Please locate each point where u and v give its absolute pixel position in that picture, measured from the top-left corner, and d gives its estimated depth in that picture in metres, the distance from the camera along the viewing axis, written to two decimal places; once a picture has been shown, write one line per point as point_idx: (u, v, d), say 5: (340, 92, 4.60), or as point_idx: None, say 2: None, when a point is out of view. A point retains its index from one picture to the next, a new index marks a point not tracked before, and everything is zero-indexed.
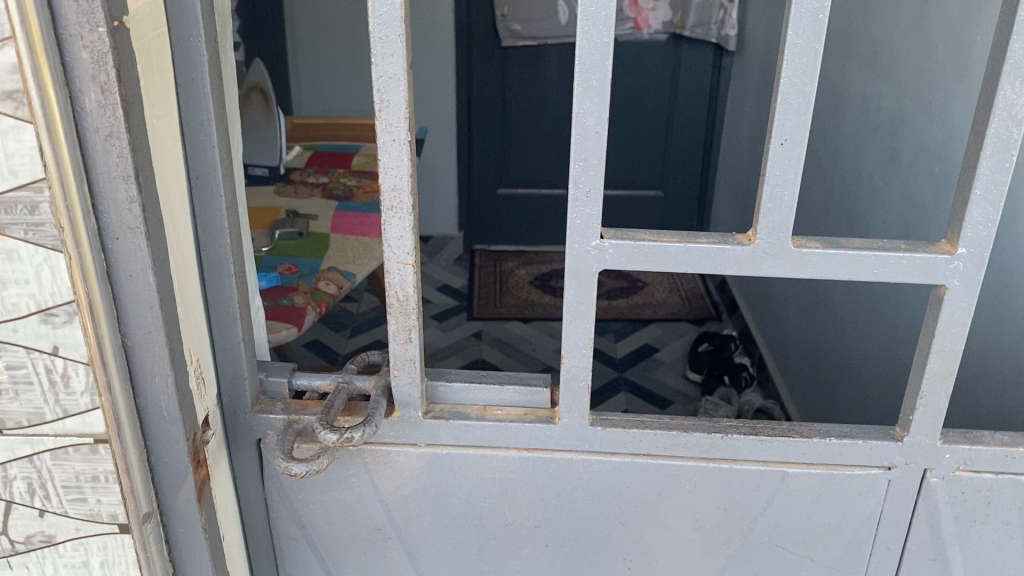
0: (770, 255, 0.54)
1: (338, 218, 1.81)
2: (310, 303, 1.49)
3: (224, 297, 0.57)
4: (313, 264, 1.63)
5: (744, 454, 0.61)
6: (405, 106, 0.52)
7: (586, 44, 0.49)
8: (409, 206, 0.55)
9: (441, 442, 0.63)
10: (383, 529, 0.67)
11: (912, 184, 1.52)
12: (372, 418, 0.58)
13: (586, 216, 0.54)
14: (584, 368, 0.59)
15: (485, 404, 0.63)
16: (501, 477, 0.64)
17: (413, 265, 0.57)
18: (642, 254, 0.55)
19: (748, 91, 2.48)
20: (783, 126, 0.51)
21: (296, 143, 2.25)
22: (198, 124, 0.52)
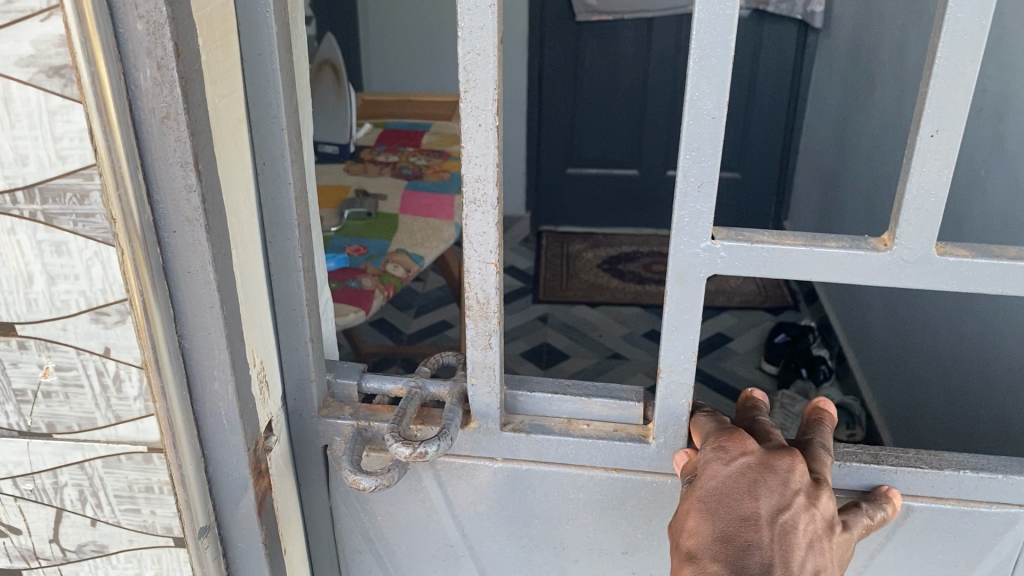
0: (909, 264, 0.48)
1: (407, 198, 1.77)
2: (378, 286, 1.46)
3: (292, 293, 0.52)
4: (381, 246, 1.59)
5: (864, 486, 0.54)
6: (495, 85, 0.46)
7: (705, 17, 0.43)
8: (494, 198, 0.49)
9: (522, 458, 0.57)
10: (456, 546, 0.62)
11: (1019, 172, 1.42)
12: (448, 430, 0.53)
13: (696, 214, 0.48)
14: (684, 384, 0.53)
15: (572, 417, 0.57)
16: (584, 497, 0.58)
17: (496, 264, 0.51)
18: (759, 259, 0.48)
19: (834, 73, 2.36)
20: (935, 114, 0.43)
21: (365, 120, 2.22)
22: (266, 103, 0.47)
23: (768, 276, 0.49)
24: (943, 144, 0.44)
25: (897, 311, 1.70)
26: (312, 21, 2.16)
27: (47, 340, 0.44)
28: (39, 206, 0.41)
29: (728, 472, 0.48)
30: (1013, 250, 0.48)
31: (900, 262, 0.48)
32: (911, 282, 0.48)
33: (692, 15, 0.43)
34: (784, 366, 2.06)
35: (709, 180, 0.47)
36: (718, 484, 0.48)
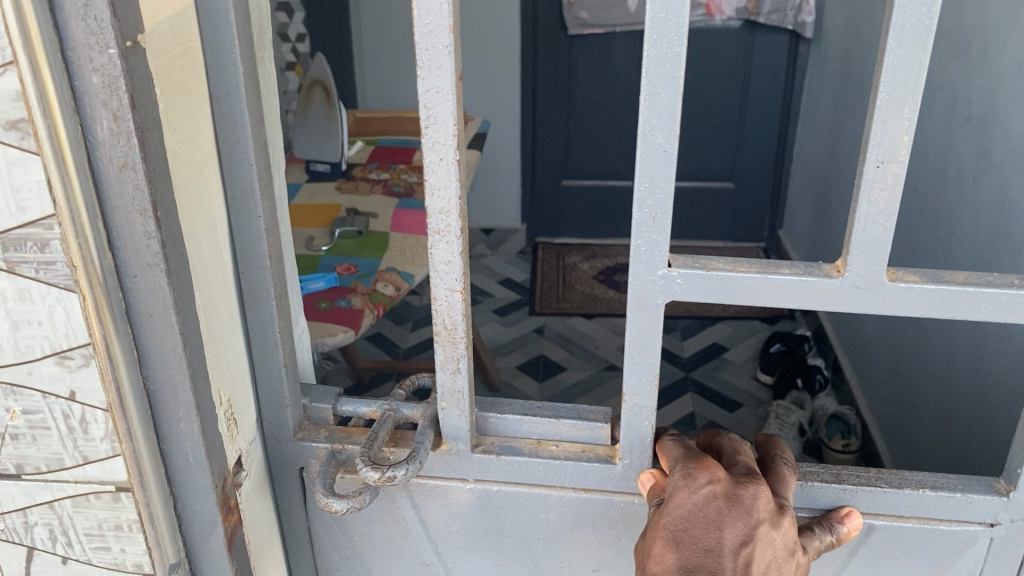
0: (863, 291, 0.49)
1: (398, 216, 1.79)
2: (368, 305, 1.47)
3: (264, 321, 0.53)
4: (371, 264, 1.60)
5: (829, 505, 0.54)
6: (453, 121, 0.47)
7: (656, 54, 0.43)
8: (457, 230, 0.50)
9: (493, 479, 0.58)
10: (430, 563, 0.63)
11: (1005, 182, 1.43)
12: (418, 454, 0.53)
13: (653, 243, 0.48)
14: (648, 406, 0.53)
15: (542, 439, 0.58)
16: (554, 515, 0.59)
17: (462, 291, 0.52)
18: (715, 286, 0.49)
19: (825, 84, 2.37)
20: (881, 145, 0.44)
21: (358, 137, 2.23)
22: (235, 141, 0.48)
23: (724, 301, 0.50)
24: (889, 175, 0.45)
25: (891, 328, 1.71)
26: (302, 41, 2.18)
27: (12, 383, 0.45)
28: (2, 255, 0.42)
29: (695, 501, 0.49)
30: (966, 274, 0.49)
31: (853, 287, 0.49)
32: (866, 309, 0.49)
33: (641, 54, 0.44)
34: (778, 376, 2.06)
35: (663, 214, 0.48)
36: (685, 511, 0.49)
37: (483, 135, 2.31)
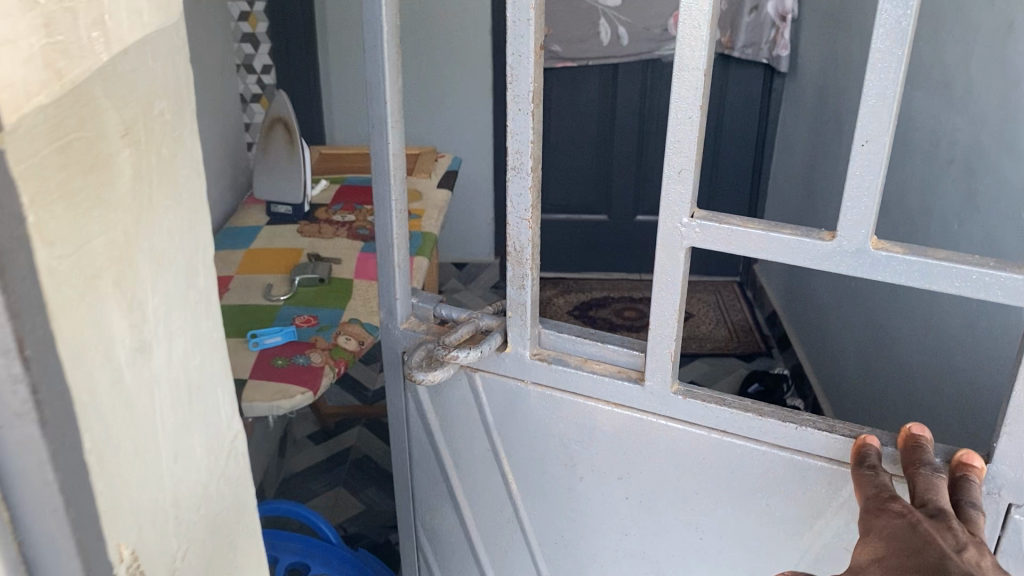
0: (853, 252, 0.79)
1: (363, 262, 1.71)
2: (328, 362, 1.39)
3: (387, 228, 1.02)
4: (333, 315, 1.52)
5: (761, 436, 0.93)
6: (530, 80, 0.87)
7: (692, 41, 0.78)
8: (526, 168, 0.92)
9: (545, 379, 1.04)
10: (495, 431, 1.12)
11: (991, 227, 1.55)
12: (481, 347, 1.00)
13: (682, 195, 0.84)
14: (669, 338, 0.92)
15: (586, 356, 1.02)
16: (587, 410, 1.03)
17: (528, 222, 0.94)
18: (722, 233, 0.83)
19: (825, 119, 2.51)
20: (864, 130, 0.74)
21: (323, 175, 2.15)
22: (376, 81, 0.95)
23: (736, 245, 0.83)
24: (871, 148, 0.74)
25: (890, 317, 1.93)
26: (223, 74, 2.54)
27: None
28: None
29: (896, 519, 0.69)
30: (941, 253, 0.77)
31: (840, 248, 0.80)
32: (854, 261, 0.80)
33: (677, 44, 0.79)
34: None
35: (689, 172, 0.83)
36: (893, 526, 0.69)
37: (453, 172, 2.24)
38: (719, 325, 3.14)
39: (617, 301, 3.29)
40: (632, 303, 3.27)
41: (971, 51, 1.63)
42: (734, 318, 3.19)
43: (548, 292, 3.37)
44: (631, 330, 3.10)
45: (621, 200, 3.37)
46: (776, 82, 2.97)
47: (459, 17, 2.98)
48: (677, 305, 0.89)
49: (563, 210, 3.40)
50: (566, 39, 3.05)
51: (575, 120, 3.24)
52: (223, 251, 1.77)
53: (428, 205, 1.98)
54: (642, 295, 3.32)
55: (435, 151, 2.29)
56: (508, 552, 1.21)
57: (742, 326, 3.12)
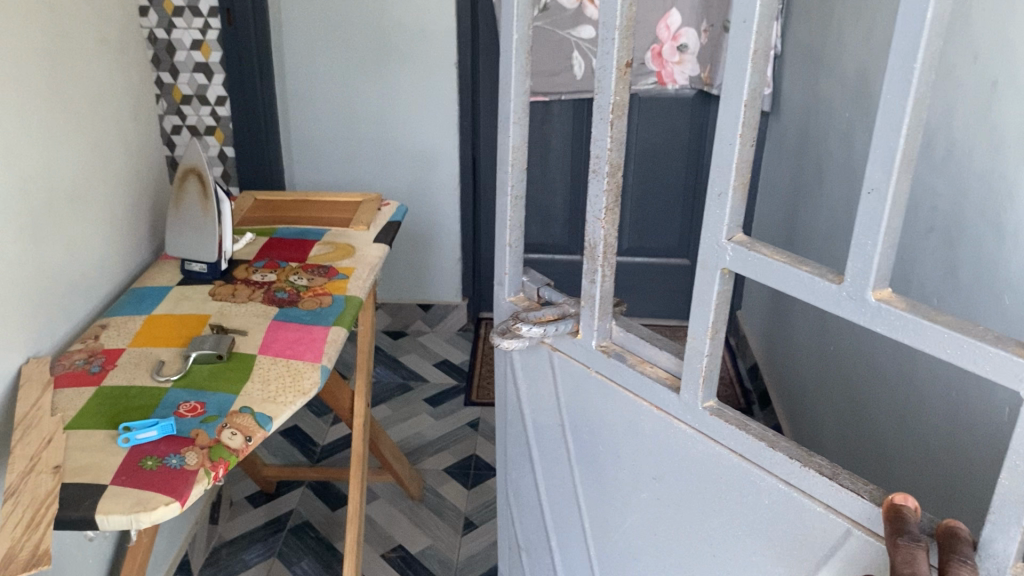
0: (854, 294, 0.87)
1: (273, 333, 1.54)
2: (204, 464, 1.22)
3: (503, 211, 1.32)
4: (223, 402, 1.35)
5: (766, 461, 1.04)
6: (612, 95, 1.08)
7: (733, 91, 0.92)
8: (603, 171, 1.12)
9: (609, 369, 1.25)
10: (578, 406, 1.35)
11: (972, 307, 1.38)
12: (550, 330, 1.28)
13: (720, 220, 0.99)
14: (699, 356, 1.08)
15: (643, 357, 1.23)
16: (636, 404, 1.23)
17: (601, 222, 1.16)
18: (750, 261, 0.96)
19: (808, 164, 2.35)
20: (871, 182, 0.81)
21: (251, 226, 1.97)
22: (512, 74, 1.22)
23: (763, 276, 0.96)
24: (872, 197, 0.82)
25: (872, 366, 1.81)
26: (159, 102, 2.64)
27: None
28: None
29: None
30: (942, 317, 0.81)
31: (845, 292, 0.87)
32: (856, 304, 0.87)
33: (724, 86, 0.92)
34: None
35: (729, 197, 0.96)
36: None
37: (396, 223, 2.06)
38: None
39: None
40: None
41: (951, 107, 1.46)
42: None
43: None
44: None
45: None
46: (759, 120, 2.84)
47: (427, 49, 2.87)
48: (710, 323, 1.05)
49: (535, 248, 3.30)
50: (537, 73, 2.91)
51: (548, 157, 3.12)
52: (120, 317, 1.60)
53: (359, 263, 1.81)
54: None
55: (380, 199, 2.12)
56: (585, 515, 1.45)
57: (721, 378, 2.96)
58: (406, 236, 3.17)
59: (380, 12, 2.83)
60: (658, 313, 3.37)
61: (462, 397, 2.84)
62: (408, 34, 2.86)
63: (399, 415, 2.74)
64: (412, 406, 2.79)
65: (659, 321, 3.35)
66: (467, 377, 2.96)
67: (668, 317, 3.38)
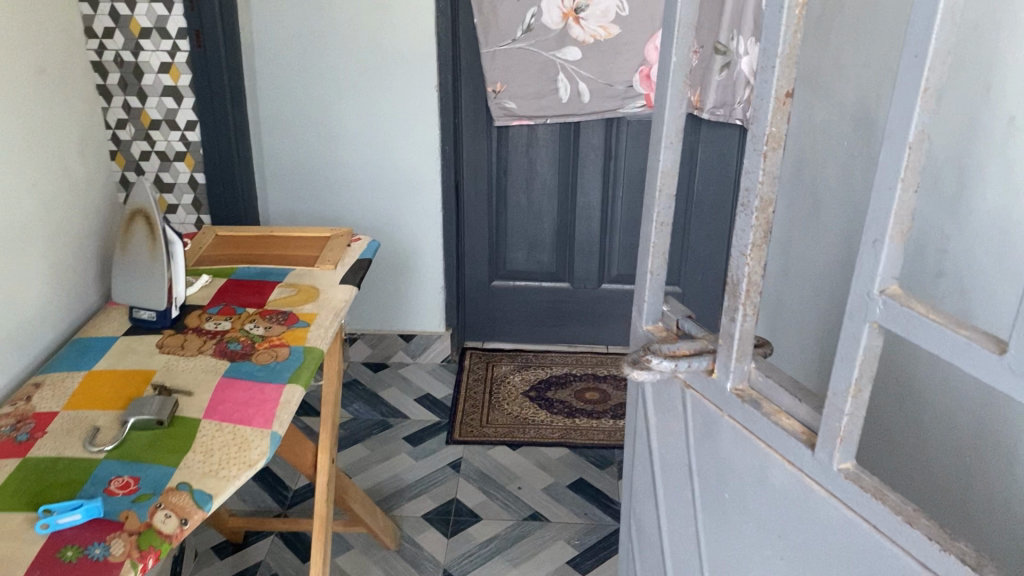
0: (1017, 375, 0.66)
1: (221, 393, 1.41)
2: (131, 554, 1.09)
3: (648, 239, 1.08)
4: (159, 477, 1.22)
5: (909, 546, 0.77)
6: (769, 122, 0.83)
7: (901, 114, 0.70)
8: (753, 201, 0.87)
9: (737, 415, 0.97)
10: (699, 448, 1.07)
11: None
12: (680, 364, 0.99)
13: (873, 268, 0.75)
14: (839, 408, 0.81)
15: (783, 408, 0.93)
16: (755, 455, 0.96)
17: (746, 256, 0.90)
18: (903, 316, 0.73)
19: None
20: None
21: (210, 266, 1.84)
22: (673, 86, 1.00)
23: (918, 336, 0.72)
24: None
25: None
26: (126, 126, 2.53)
27: None
28: None
29: None
30: None
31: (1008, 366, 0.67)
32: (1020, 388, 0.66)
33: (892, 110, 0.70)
34: None
35: (884, 246, 0.73)
36: None
37: (367, 258, 1.92)
38: None
39: (578, 379, 3.01)
40: (594, 383, 2.98)
41: None
42: None
43: (504, 368, 3.08)
44: (591, 418, 2.79)
45: (585, 265, 3.12)
46: None
47: (408, 71, 2.75)
48: (853, 379, 0.79)
49: (521, 275, 3.16)
50: (522, 95, 2.79)
51: (534, 179, 3.00)
52: (58, 373, 1.47)
53: (322, 307, 1.67)
54: (607, 373, 3.05)
55: (351, 234, 1.99)
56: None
57: None
58: (386, 264, 3.02)
59: (357, 34, 2.71)
60: None
61: (444, 435, 2.71)
62: (386, 56, 2.74)
63: (377, 455, 2.61)
64: (391, 445, 2.65)
65: None
66: (450, 413, 2.82)
67: None
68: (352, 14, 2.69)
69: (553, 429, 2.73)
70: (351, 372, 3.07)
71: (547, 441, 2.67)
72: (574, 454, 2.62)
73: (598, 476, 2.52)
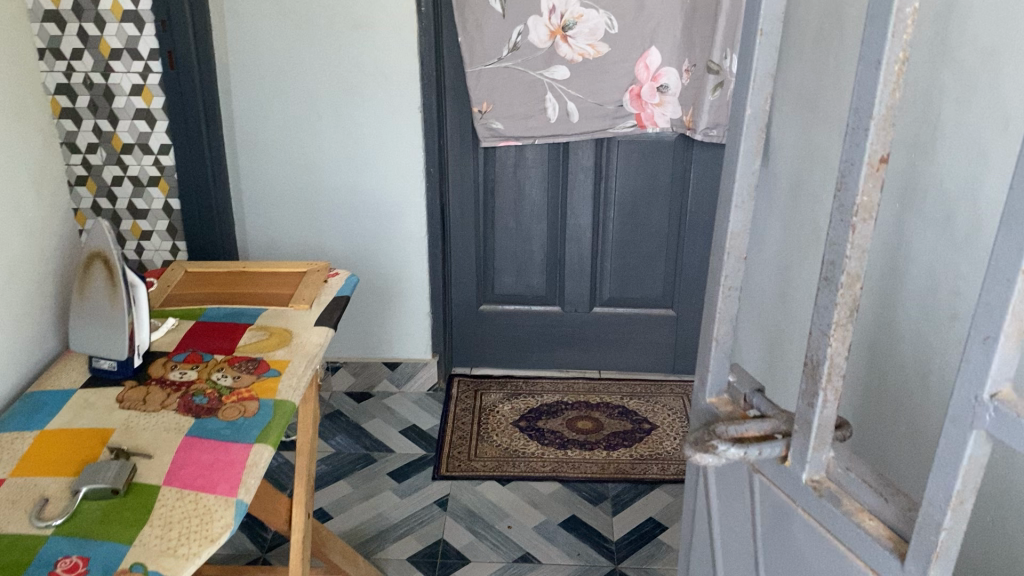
0: None
1: (182, 455, 1.30)
2: None
3: (717, 302, 0.97)
4: (110, 559, 1.10)
5: None
6: (858, 190, 0.72)
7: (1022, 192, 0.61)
8: (839, 279, 0.76)
9: (817, 513, 0.86)
10: (771, 544, 0.97)
11: None
12: (754, 450, 0.87)
13: (981, 370, 0.65)
14: (937, 525, 0.71)
15: (866, 508, 0.81)
16: (834, 561, 0.85)
17: (828, 337, 0.78)
18: (1014, 426, 0.63)
19: None
20: None
21: (177, 305, 1.73)
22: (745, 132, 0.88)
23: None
24: None
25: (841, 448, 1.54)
26: (97, 151, 2.50)
27: None
28: None
29: None
30: None
31: None
32: None
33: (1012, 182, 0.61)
34: None
35: (1000, 344, 0.64)
36: None
37: (344, 295, 1.83)
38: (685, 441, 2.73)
39: (569, 408, 2.90)
40: (586, 412, 2.88)
41: None
42: None
43: (493, 397, 2.98)
44: (583, 449, 2.69)
45: (575, 289, 3.02)
46: None
47: (390, 92, 2.65)
48: (954, 491, 0.69)
49: (510, 299, 3.07)
50: (508, 115, 2.69)
51: (521, 201, 2.91)
52: (7, 434, 1.35)
53: (295, 353, 1.57)
54: (599, 400, 2.95)
55: (328, 269, 1.89)
56: None
57: None
58: (369, 291, 2.92)
59: (337, 54, 2.61)
60: (645, 366, 3.13)
61: (430, 470, 2.60)
62: (367, 76, 2.64)
63: (361, 493, 2.50)
64: (375, 481, 2.55)
65: (645, 376, 3.12)
66: (437, 446, 2.71)
67: (655, 370, 3.14)
68: (332, 34, 2.59)
69: (544, 463, 2.63)
70: (333, 403, 2.96)
71: (537, 475, 2.57)
72: (566, 489, 2.52)
73: (591, 512, 2.42)
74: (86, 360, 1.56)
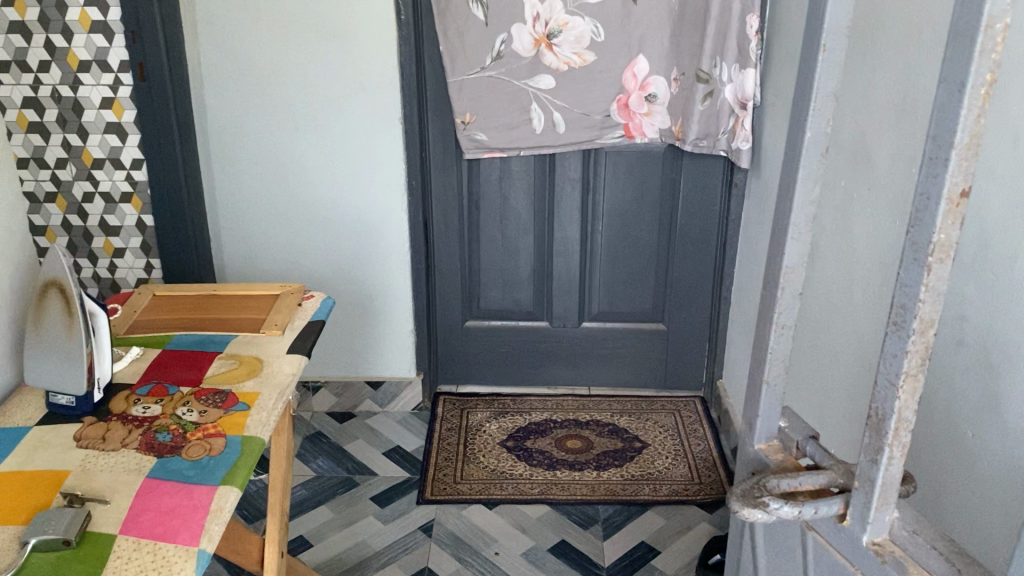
0: None
1: (143, 498, 1.21)
2: None
3: (767, 342, 0.88)
4: None
5: None
6: (937, 230, 0.64)
7: None
8: (914, 325, 0.68)
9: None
10: None
11: None
12: (808, 509, 0.78)
13: None
14: None
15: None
16: None
17: (898, 391, 0.71)
18: None
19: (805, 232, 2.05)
20: None
21: (143, 333, 1.65)
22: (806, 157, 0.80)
23: None
24: None
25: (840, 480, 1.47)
26: (67, 166, 2.43)
27: None
28: None
29: None
30: None
31: None
32: None
33: None
34: None
35: None
36: None
37: (319, 318, 1.75)
38: (677, 460, 2.66)
39: (558, 427, 2.82)
40: (576, 430, 2.80)
41: None
42: (695, 450, 2.71)
43: (479, 416, 2.90)
44: (573, 470, 2.61)
45: (563, 303, 2.94)
46: (736, 176, 2.66)
47: (370, 102, 2.57)
48: None
49: (497, 314, 2.98)
50: (492, 126, 2.61)
51: (506, 214, 2.83)
52: None
53: (266, 385, 1.49)
54: (589, 418, 2.87)
55: (301, 291, 1.81)
56: None
57: (700, 461, 2.64)
58: (351, 308, 2.83)
59: (316, 64, 2.53)
60: (635, 382, 3.06)
61: (415, 494, 2.52)
62: (346, 88, 2.56)
63: (342, 519, 2.41)
64: (357, 506, 2.46)
65: (635, 393, 3.04)
66: (421, 469, 2.63)
67: (645, 385, 3.06)
68: (309, 44, 2.50)
69: (532, 484, 2.54)
70: (314, 424, 2.87)
71: (525, 498, 2.48)
72: (555, 512, 2.44)
73: (580, 536, 2.33)
74: (41, 394, 1.46)
